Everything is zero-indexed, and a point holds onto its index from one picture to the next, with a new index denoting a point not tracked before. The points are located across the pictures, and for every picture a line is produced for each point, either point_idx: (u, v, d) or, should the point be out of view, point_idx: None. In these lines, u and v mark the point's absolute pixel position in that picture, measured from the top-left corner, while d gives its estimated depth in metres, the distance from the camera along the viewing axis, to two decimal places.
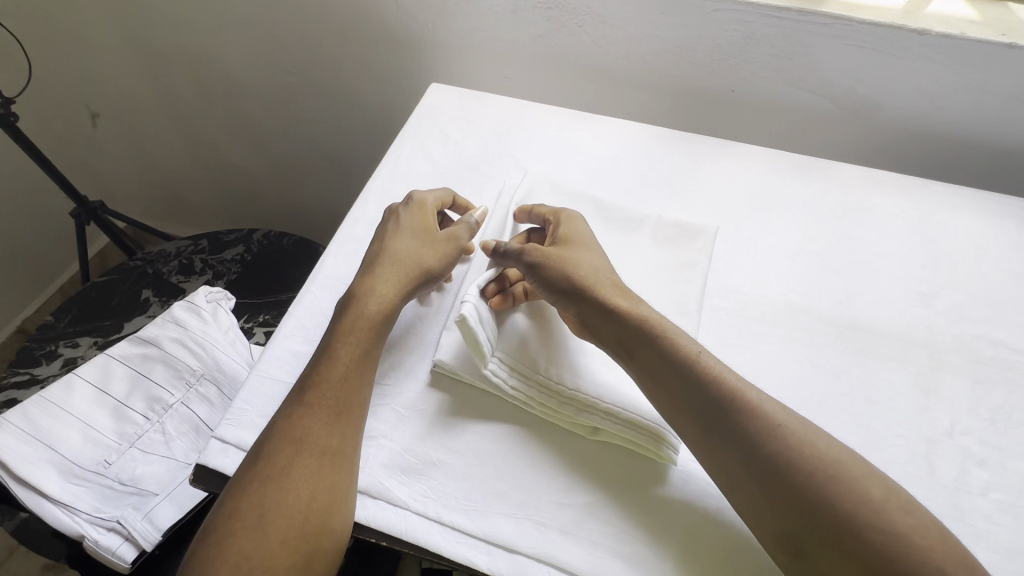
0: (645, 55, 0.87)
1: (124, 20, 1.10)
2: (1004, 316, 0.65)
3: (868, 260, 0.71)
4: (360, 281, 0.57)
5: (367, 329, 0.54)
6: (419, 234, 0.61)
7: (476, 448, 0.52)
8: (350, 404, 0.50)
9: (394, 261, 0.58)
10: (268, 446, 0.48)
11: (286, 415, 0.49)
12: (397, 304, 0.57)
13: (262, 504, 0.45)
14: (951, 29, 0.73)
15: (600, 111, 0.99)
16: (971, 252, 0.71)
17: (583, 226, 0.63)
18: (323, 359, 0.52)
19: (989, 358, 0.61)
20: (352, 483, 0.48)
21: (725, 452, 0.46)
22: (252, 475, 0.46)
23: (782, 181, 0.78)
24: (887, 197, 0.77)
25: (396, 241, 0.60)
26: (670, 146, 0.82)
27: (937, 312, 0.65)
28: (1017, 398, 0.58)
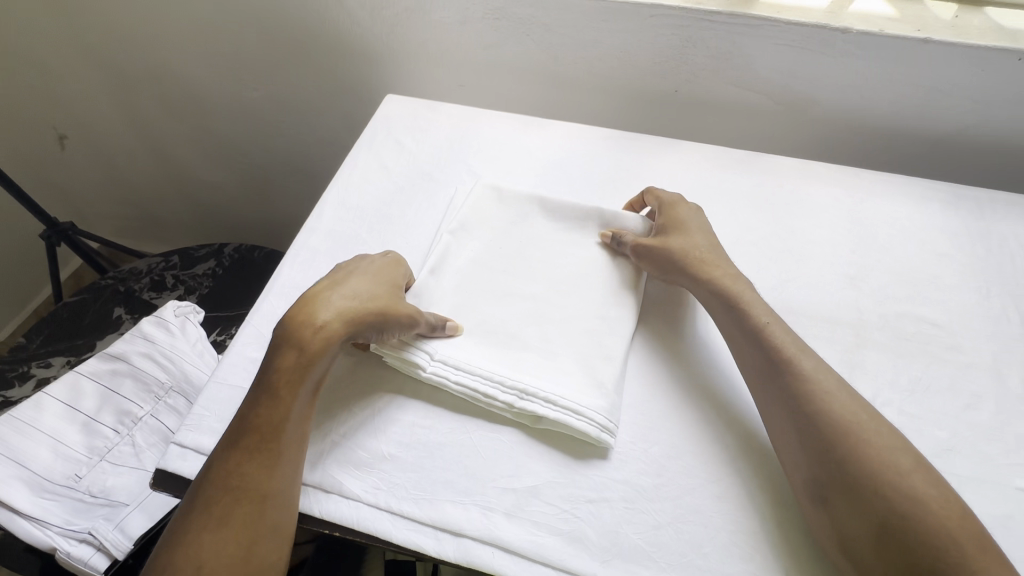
0: (590, 58, 0.91)
1: (85, 43, 1.11)
2: (925, 295, 0.69)
3: (802, 247, 0.75)
4: (312, 305, 0.54)
5: (309, 369, 0.52)
6: (387, 282, 0.59)
7: (426, 440, 0.55)
8: (290, 446, 0.50)
9: (351, 296, 0.55)
10: (210, 489, 0.48)
11: (227, 459, 0.49)
12: (335, 338, 0.53)
13: (199, 550, 0.45)
14: (872, 27, 0.78)
15: (553, 114, 1.03)
16: (898, 236, 0.76)
17: (697, 220, 0.69)
18: (265, 400, 0.51)
19: (911, 333, 0.66)
20: (292, 520, 0.49)
21: (776, 402, 0.53)
22: (194, 518, 0.47)
23: (724, 175, 0.82)
24: (822, 186, 0.81)
25: (362, 278, 0.58)
26: (616, 146, 0.86)
27: (864, 293, 0.70)
28: (933, 369, 0.62)
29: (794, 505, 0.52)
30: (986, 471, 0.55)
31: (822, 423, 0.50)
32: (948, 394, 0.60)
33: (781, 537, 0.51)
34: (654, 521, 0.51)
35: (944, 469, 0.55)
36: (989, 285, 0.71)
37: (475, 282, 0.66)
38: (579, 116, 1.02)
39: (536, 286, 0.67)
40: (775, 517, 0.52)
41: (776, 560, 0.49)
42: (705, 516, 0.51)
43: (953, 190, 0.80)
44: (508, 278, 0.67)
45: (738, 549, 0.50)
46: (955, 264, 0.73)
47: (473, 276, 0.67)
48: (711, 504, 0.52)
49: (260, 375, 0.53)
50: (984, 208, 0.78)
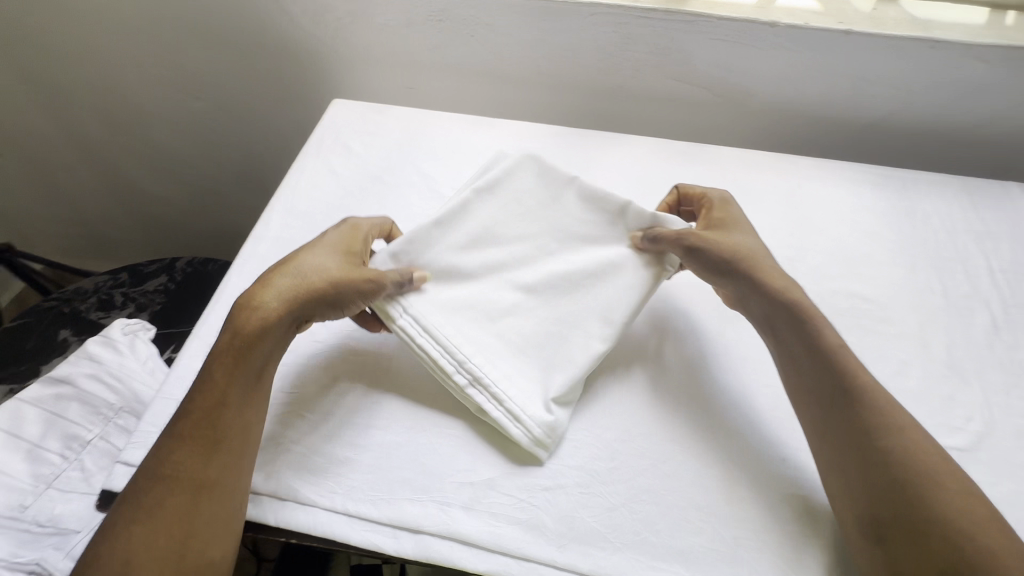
0: (536, 59, 0.92)
1: (15, 56, 1.07)
2: (857, 271, 0.74)
3: None
4: (257, 288, 0.55)
5: (246, 351, 0.52)
6: (338, 253, 0.59)
7: (386, 440, 0.55)
8: (232, 430, 0.49)
9: (293, 275, 0.56)
10: (144, 479, 0.46)
11: (163, 447, 0.48)
12: (277, 318, 0.54)
13: (124, 542, 0.44)
14: (798, 20, 0.82)
15: (503, 114, 1.04)
16: (831, 218, 0.80)
17: (735, 212, 0.68)
18: (205, 386, 0.50)
19: (846, 308, 0.69)
20: (238, 511, 0.48)
21: (843, 440, 0.50)
22: (123, 510, 0.45)
23: (668, 168, 0.85)
24: (760, 174, 0.85)
25: (309, 254, 0.58)
26: (564, 142, 0.87)
27: (802, 273, 0.73)
28: (866, 340, 0.66)
29: (742, 478, 0.54)
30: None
31: (896, 468, 0.47)
32: (879, 364, 0.64)
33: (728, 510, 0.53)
34: (608, 503, 0.52)
35: None
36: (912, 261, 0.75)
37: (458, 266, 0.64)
38: (528, 114, 1.03)
39: (523, 272, 0.65)
40: (724, 489, 0.54)
41: (724, 532, 0.51)
42: (657, 494, 0.53)
43: (880, 172, 0.85)
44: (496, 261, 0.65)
45: (690, 525, 0.51)
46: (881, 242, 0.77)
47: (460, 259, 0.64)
48: (663, 483, 0.54)
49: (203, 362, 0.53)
50: (907, 188, 0.84)
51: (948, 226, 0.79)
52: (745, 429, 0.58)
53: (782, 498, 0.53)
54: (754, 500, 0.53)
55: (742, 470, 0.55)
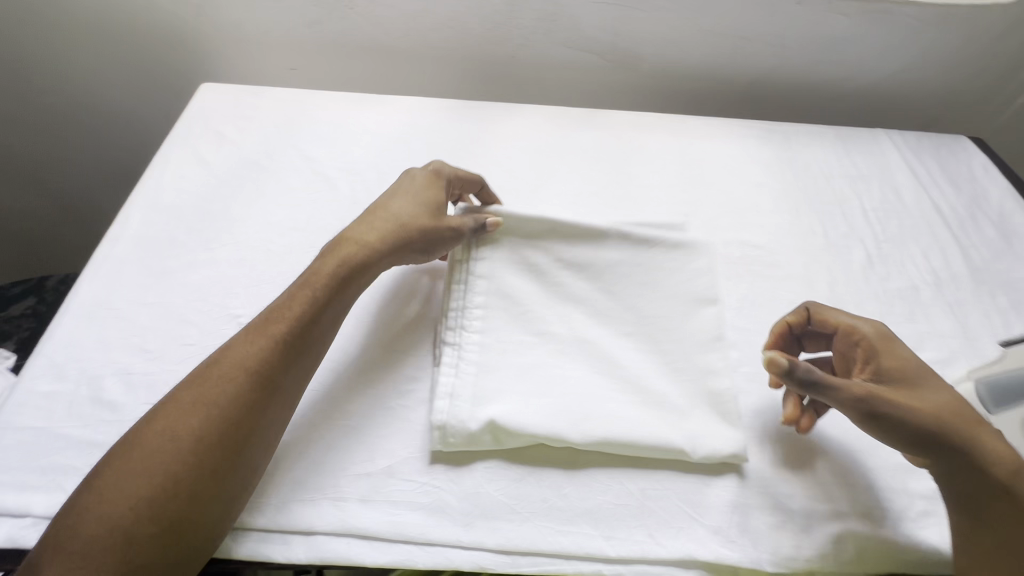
0: (600, 54, 0.89)
1: None
2: (950, 317, 0.65)
3: (822, 255, 0.70)
4: (412, 195, 0.56)
5: (334, 280, 0.49)
6: (914, 378, 0.48)
7: (417, 445, 0.50)
8: (304, 350, 0.47)
9: (909, 408, 0.46)
10: (303, 311, 0.47)
11: (319, 290, 0.49)
12: (436, 238, 0.55)
13: (271, 360, 0.45)
14: None
15: (555, 103, 0.98)
16: (905, 234, 0.74)
17: (908, 355, 0.50)
18: (357, 247, 0.52)
19: (933, 357, 0.61)
20: (279, 434, 0.45)
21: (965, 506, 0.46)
22: (273, 328, 0.46)
23: (736, 168, 0.79)
24: (832, 183, 0.79)
25: (921, 386, 0.48)
26: (629, 137, 0.81)
27: (886, 310, 0.65)
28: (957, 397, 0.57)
29: (794, 536, 0.48)
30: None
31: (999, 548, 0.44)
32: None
33: (784, 538, 0.47)
34: (650, 524, 0.47)
35: None
36: (995, 286, 0.69)
37: (621, 371, 0.54)
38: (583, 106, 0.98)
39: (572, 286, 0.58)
40: (769, 548, 0.47)
41: (775, 562, 0.46)
42: (707, 513, 0.48)
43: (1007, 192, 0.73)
44: (659, 397, 0.53)
45: (742, 551, 0.46)
46: (958, 263, 0.71)
47: (616, 353, 0.55)
48: (715, 501, 0.49)
49: (300, 275, 0.51)
50: (991, 209, 0.78)
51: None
52: (802, 456, 0.52)
53: (841, 537, 0.48)
54: (813, 531, 0.48)
55: (801, 499, 0.50)
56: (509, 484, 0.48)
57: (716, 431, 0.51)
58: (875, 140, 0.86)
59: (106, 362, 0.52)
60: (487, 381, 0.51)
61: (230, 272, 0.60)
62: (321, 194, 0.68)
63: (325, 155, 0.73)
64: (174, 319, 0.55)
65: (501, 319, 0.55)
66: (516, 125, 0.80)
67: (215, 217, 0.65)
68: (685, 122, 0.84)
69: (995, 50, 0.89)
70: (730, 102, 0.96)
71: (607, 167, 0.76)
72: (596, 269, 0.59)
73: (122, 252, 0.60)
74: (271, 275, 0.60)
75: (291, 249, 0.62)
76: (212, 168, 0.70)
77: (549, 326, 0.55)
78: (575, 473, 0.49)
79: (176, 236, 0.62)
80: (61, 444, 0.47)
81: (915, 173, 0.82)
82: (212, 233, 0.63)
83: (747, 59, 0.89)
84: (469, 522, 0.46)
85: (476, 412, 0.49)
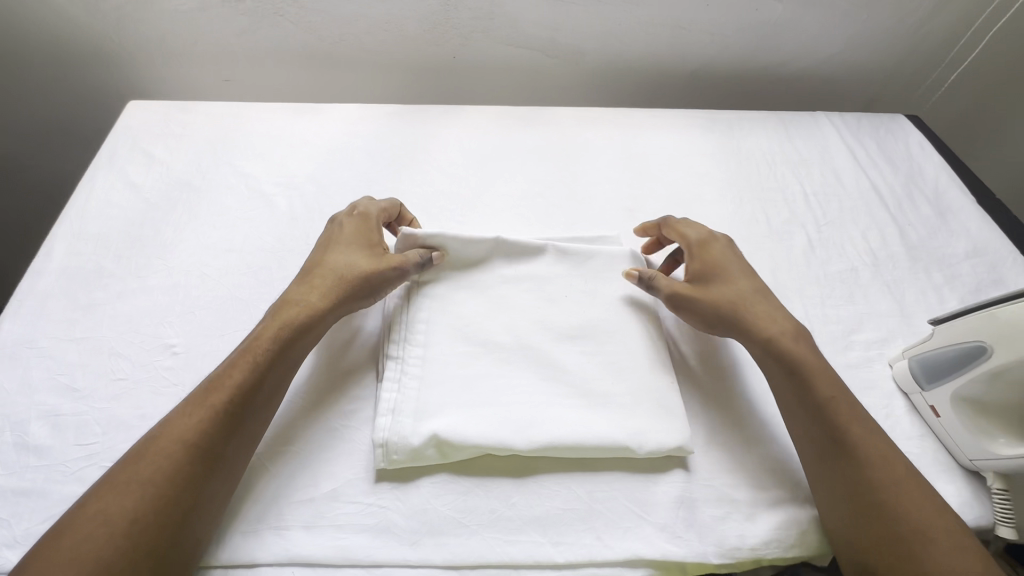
0: (540, 50, 0.88)
1: None
2: (886, 295, 0.67)
3: (765, 242, 0.71)
4: (352, 242, 0.56)
5: (274, 342, 0.48)
6: (716, 274, 0.57)
7: (361, 466, 0.49)
8: (247, 414, 0.45)
9: (695, 299, 0.56)
10: (247, 377, 0.46)
11: (261, 354, 0.47)
12: (381, 283, 0.54)
13: (213, 432, 0.43)
14: None
15: (501, 102, 0.97)
16: (845, 217, 0.75)
17: (725, 256, 0.58)
18: (300, 306, 0.50)
19: (871, 337, 0.63)
20: (225, 501, 0.43)
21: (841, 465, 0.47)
22: (213, 397, 0.44)
23: (680, 159, 0.80)
24: (774, 169, 0.80)
25: (725, 282, 0.57)
26: (573, 133, 0.81)
27: (826, 293, 0.66)
28: (892, 376, 0.59)
29: (739, 525, 0.48)
30: (926, 455, 0.54)
31: (879, 500, 0.45)
32: (890, 373, 0.60)
33: (730, 528, 0.48)
34: (598, 526, 0.48)
35: None
36: (930, 263, 0.71)
37: (564, 374, 0.54)
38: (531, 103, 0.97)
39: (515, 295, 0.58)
40: (714, 538, 0.48)
41: (722, 554, 0.47)
42: (654, 511, 0.49)
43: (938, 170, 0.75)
44: (602, 397, 0.53)
45: (689, 546, 0.47)
46: (895, 242, 0.73)
47: (559, 357, 0.55)
48: (662, 498, 0.49)
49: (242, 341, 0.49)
50: (926, 186, 0.80)
51: (966, 226, 0.75)
52: (746, 445, 0.53)
53: (785, 524, 0.49)
54: (757, 518, 0.49)
55: (744, 488, 0.51)
56: (457, 498, 0.48)
57: (661, 425, 0.51)
58: (816, 123, 0.87)
59: (31, 405, 0.50)
60: (429, 394, 0.51)
61: (162, 300, 0.58)
62: (257, 212, 0.67)
63: (261, 170, 0.71)
64: (104, 354, 0.53)
65: (445, 332, 0.55)
66: (459, 128, 0.79)
67: (145, 244, 0.62)
68: (629, 115, 0.84)
69: (924, 29, 0.91)
70: (675, 91, 0.97)
71: (551, 165, 0.76)
72: (536, 282, 0.59)
73: (45, 286, 0.58)
74: (205, 300, 0.58)
75: (226, 271, 0.61)
76: (141, 191, 0.67)
77: (492, 336, 0.55)
78: (522, 481, 0.49)
79: (104, 265, 0.60)
80: None
81: (854, 155, 0.83)
82: (142, 259, 0.61)
83: (688, 49, 0.89)
84: (416, 539, 0.46)
85: (419, 426, 0.49)
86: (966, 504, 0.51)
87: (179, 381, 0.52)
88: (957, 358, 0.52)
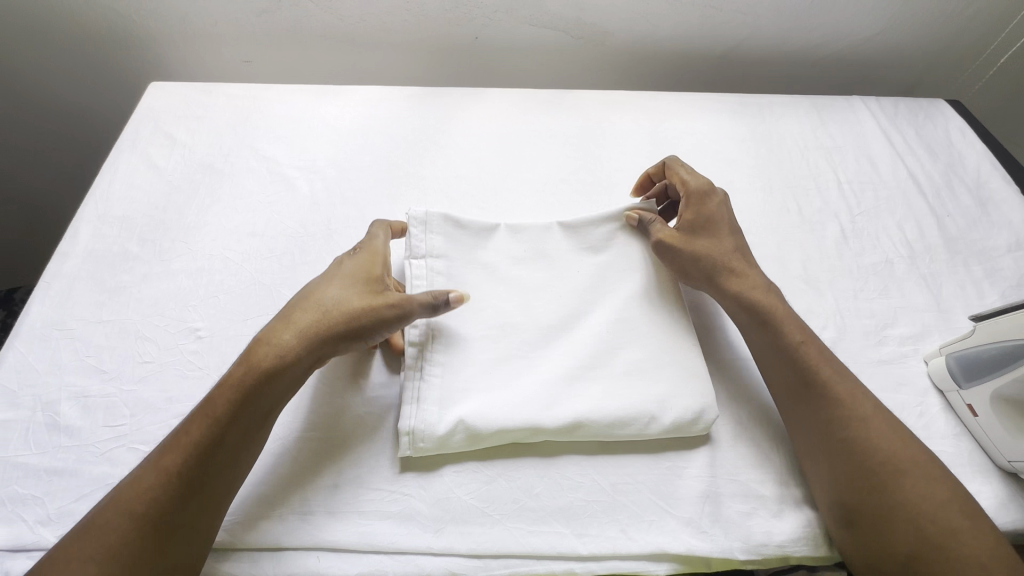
0: (566, 31, 0.85)
1: None
2: (922, 289, 0.64)
3: (795, 231, 0.69)
4: (348, 277, 0.52)
5: (238, 394, 0.44)
6: (704, 227, 0.57)
7: (385, 447, 0.50)
8: (204, 477, 0.42)
9: (679, 247, 0.56)
10: (204, 434, 0.43)
11: (221, 409, 0.44)
12: (372, 327, 0.49)
13: (166, 499, 0.41)
14: None
15: (522, 85, 0.96)
16: (880, 207, 0.73)
17: (715, 206, 0.58)
18: (272, 346, 0.47)
19: (907, 333, 0.61)
20: (192, 565, 0.41)
21: (817, 419, 0.48)
22: (167, 460, 0.42)
23: (708, 145, 0.77)
24: (806, 156, 0.77)
25: (707, 233, 0.57)
26: (597, 116, 0.78)
27: (861, 286, 0.64)
28: (928, 373, 0.57)
29: (766, 521, 0.48)
30: (962, 454, 0.52)
31: (863, 455, 0.45)
32: (925, 370, 0.58)
33: (755, 525, 0.47)
34: (623, 518, 0.47)
35: None
36: (969, 256, 0.68)
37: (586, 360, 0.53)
38: (553, 86, 0.95)
39: (535, 282, 0.57)
40: (740, 535, 0.47)
41: (747, 550, 0.46)
42: (679, 505, 0.48)
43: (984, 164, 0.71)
44: (625, 364, 0.52)
45: (715, 541, 0.46)
46: (933, 233, 0.70)
47: (582, 344, 0.54)
48: (687, 492, 0.49)
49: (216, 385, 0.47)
50: (967, 174, 0.77)
51: (1009, 218, 0.72)
52: (773, 441, 0.52)
53: (810, 523, 0.48)
54: (785, 515, 0.48)
55: (772, 484, 0.50)
56: (480, 487, 0.48)
57: (684, 390, 0.51)
58: (852, 109, 0.84)
59: (61, 385, 0.50)
60: (454, 379, 0.50)
61: (186, 284, 0.58)
62: (279, 195, 0.66)
63: (282, 153, 0.70)
64: (130, 337, 0.54)
65: (465, 318, 0.54)
66: (482, 112, 0.77)
67: (169, 227, 0.62)
68: (655, 100, 0.82)
69: (970, 9, 0.86)
70: (703, 74, 0.94)
71: (575, 150, 0.74)
72: (558, 272, 0.58)
73: (72, 268, 0.58)
74: (229, 284, 0.58)
75: (249, 256, 0.60)
76: (163, 174, 0.67)
77: (515, 323, 0.54)
78: (546, 473, 0.49)
79: (128, 248, 0.60)
80: (17, 474, 0.46)
81: (891, 142, 0.80)
82: (166, 243, 0.61)
83: (718, 30, 0.86)
84: (439, 528, 0.46)
85: (445, 412, 0.48)
86: (1003, 506, 0.49)
87: (206, 363, 0.53)
88: (998, 356, 0.51)
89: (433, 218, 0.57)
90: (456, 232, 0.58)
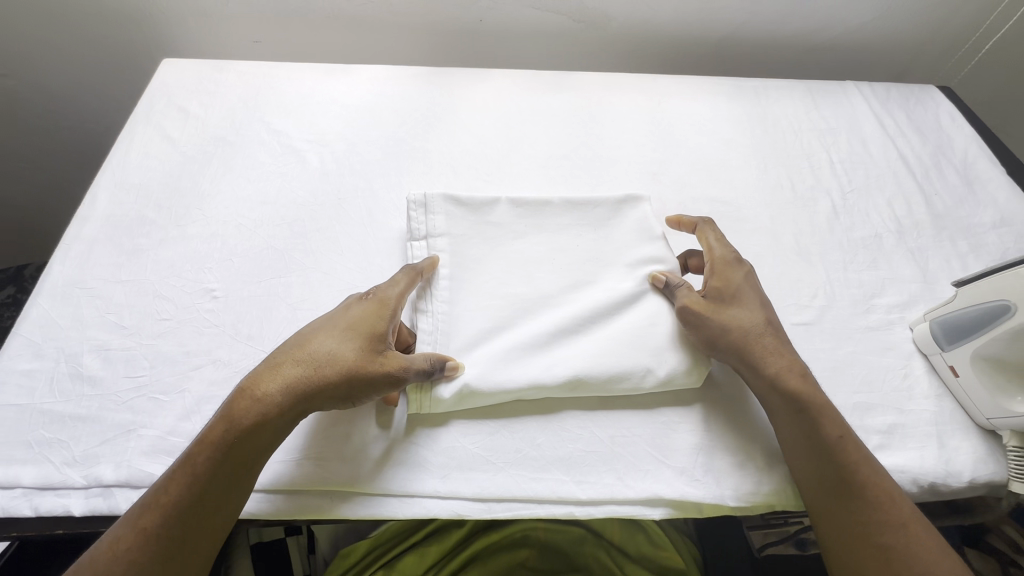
0: (567, 14, 0.88)
1: None
2: (908, 261, 0.67)
3: (788, 207, 0.71)
4: (346, 328, 0.49)
5: (223, 447, 0.43)
6: (735, 293, 0.54)
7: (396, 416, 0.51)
8: (178, 536, 0.41)
9: (711, 310, 0.52)
10: (186, 493, 0.42)
11: (200, 467, 0.43)
12: (362, 390, 0.47)
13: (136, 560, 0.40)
14: None
15: (524, 67, 0.98)
16: (870, 185, 0.75)
17: (740, 272, 0.56)
18: (253, 400, 0.45)
19: (895, 302, 0.63)
20: None
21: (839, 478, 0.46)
22: (144, 520, 0.41)
23: (705, 125, 0.79)
24: (800, 137, 0.80)
25: (740, 299, 0.54)
26: (596, 96, 0.81)
27: (850, 258, 0.67)
28: (914, 337, 0.60)
29: (757, 471, 0.50)
30: (943, 413, 0.55)
31: (880, 522, 0.44)
32: (911, 336, 0.60)
33: (746, 476, 0.50)
34: (620, 467, 0.49)
35: (918, 446, 0.53)
36: (955, 231, 0.71)
37: (585, 321, 0.55)
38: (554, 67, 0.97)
39: (536, 252, 0.59)
40: (732, 485, 0.49)
41: (738, 498, 0.49)
42: (674, 455, 0.50)
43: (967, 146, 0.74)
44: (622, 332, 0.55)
45: (707, 488, 0.49)
46: (921, 209, 0.73)
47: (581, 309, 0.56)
48: (682, 444, 0.51)
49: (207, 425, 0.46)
50: (955, 156, 0.79)
51: (994, 197, 0.74)
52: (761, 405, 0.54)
53: None
54: (774, 467, 0.50)
55: (764, 438, 0.52)
56: (484, 437, 0.50)
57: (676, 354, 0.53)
58: (845, 92, 0.86)
59: (83, 338, 0.53)
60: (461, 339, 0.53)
61: (201, 248, 0.60)
62: (290, 167, 0.68)
63: (292, 127, 0.73)
64: (149, 295, 0.56)
65: (471, 285, 0.56)
66: (485, 91, 0.79)
67: (184, 195, 0.64)
68: (654, 81, 0.84)
69: None
70: (701, 59, 0.96)
71: (575, 128, 0.77)
72: (559, 243, 0.60)
73: (91, 231, 0.60)
74: (243, 249, 0.60)
75: (261, 223, 0.63)
76: (177, 145, 0.69)
77: (517, 291, 0.57)
78: (546, 425, 0.51)
79: (145, 213, 0.62)
80: (43, 419, 0.48)
81: (882, 125, 0.82)
82: (181, 209, 0.63)
83: (714, 16, 0.89)
84: (446, 473, 0.48)
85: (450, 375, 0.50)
86: (980, 460, 0.52)
87: (222, 322, 0.55)
88: (978, 320, 0.53)
89: (434, 199, 0.60)
90: (456, 210, 0.60)
